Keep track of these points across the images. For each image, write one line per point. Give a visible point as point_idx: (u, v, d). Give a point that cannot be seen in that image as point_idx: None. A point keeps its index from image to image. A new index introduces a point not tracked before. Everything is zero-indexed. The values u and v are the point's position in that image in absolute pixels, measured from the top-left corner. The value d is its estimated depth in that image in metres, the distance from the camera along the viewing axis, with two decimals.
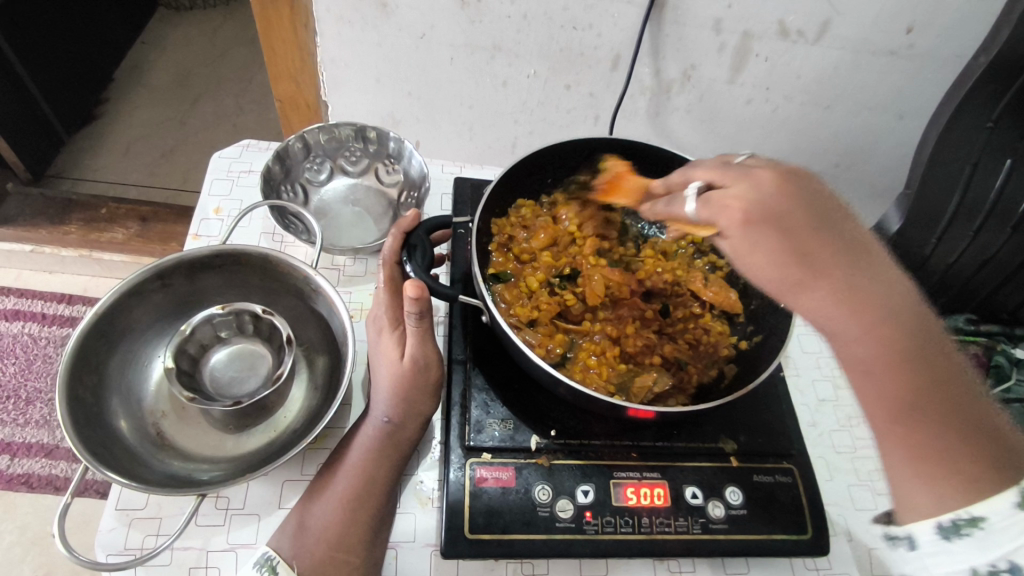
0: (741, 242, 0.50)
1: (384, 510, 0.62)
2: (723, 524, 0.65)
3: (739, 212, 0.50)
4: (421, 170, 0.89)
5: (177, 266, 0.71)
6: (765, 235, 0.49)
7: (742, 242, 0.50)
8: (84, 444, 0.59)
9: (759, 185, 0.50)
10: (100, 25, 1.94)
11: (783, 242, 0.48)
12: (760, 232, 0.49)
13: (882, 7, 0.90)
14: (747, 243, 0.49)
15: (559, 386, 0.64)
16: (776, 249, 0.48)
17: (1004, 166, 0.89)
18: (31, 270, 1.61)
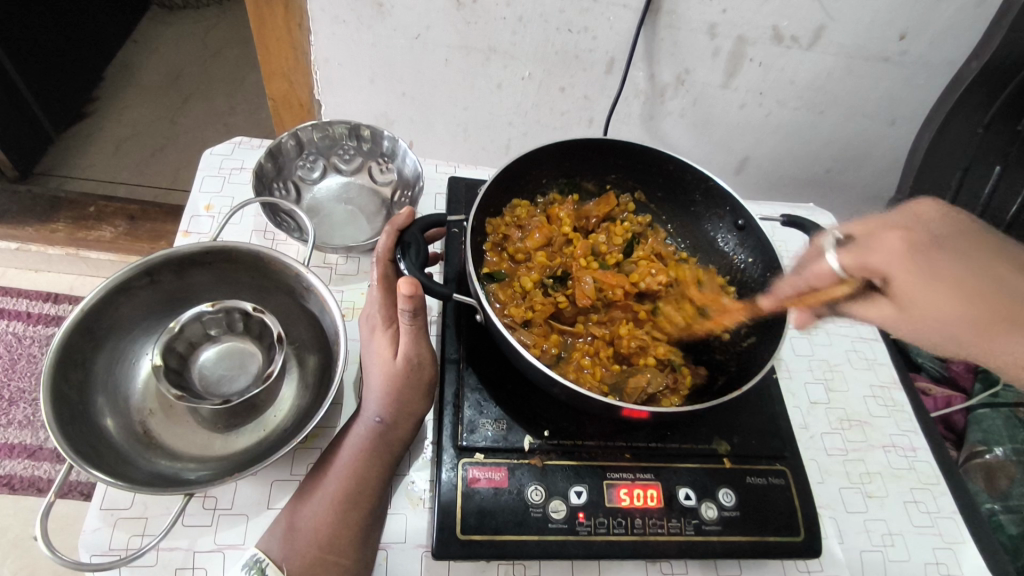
0: (901, 274, 0.56)
1: (376, 510, 0.61)
2: (717, 526, 0.65)
3: (899, 244, 0.56)
4: (416, 169, 0.89)
5: (166, 262, 0.70)
6: (937, 266, 0.55)
7: (916, 278, 0.55)
8: (70, 442, 0.58)
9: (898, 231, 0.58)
10: (91, 22, 1.92)
11: (951, 272, 0.55)
12: (927, 267, 0.55)
13: (875, 14, 0.90)
14: (911, 276, 0.55)
15: (554, 386, 0.63)
16: (949, 279, 0.54)
17: (994, 172, 0.90)
18: (16, 268, 1.58)
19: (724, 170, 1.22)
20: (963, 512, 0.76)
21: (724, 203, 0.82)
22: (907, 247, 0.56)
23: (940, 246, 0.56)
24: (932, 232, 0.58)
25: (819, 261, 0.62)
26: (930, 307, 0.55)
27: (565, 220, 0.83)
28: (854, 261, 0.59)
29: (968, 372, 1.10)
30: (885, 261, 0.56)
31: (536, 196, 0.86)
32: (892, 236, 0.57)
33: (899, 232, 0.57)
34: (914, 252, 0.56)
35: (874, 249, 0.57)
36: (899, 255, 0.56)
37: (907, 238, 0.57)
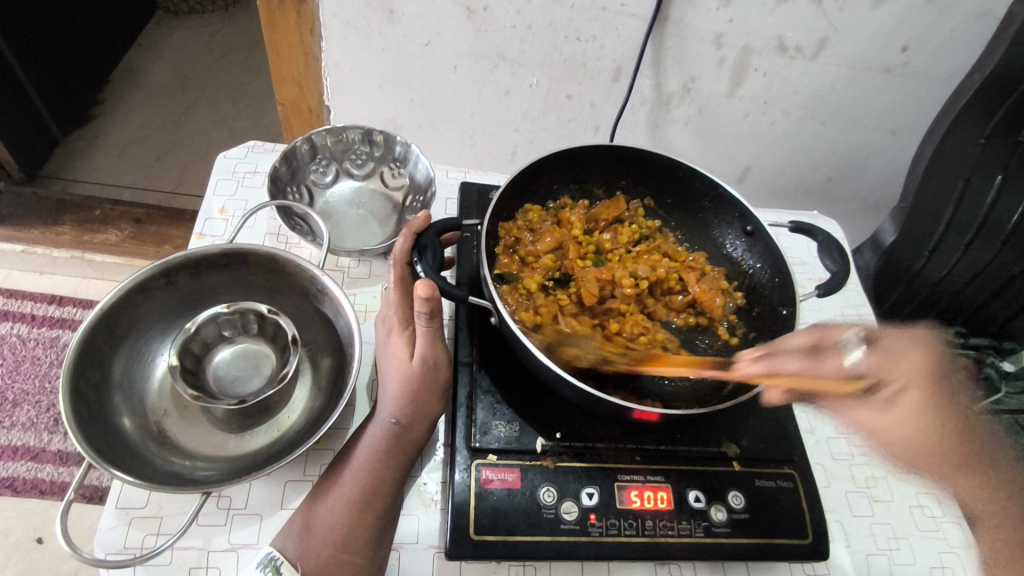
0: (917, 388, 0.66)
1: (390, 511, 0.62)
2: (726, 528, 0.66)
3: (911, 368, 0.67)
4: (427, 174, 0.90)
5: (183, 263, 0.71)
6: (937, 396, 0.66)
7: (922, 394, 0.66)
8: (89, 441, 0.58)
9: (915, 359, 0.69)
10: (98, 27, 1.93)
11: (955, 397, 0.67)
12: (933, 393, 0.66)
13: (878, 25, 0.92)
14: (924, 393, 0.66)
15: (567, 388, 0.64)
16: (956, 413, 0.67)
17: (995, 182, 0.93)
18: (21, 271, 1.59)
19: (728, 178, 1.23)
20: None
21: (733, 209, 0.83)
22: (931, 370, 0.67)
23: (937, 386, 0.67)
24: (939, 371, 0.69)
25: (838, 356, 0.66)
26: (907, 427, 0.64)
27: (576, 224, 0.84)
28: (878, 366, 0.66)
29: None
30: (912, 371, 0.67)
31: (546, 201, 0.88)
32: (911, 358, 0.68)
33: (921, 356, 0.69)
34: (914, 379, 0.66)
35: (880, 358, 0.67)
36: (908, 387, 0.65)
37: (915, 369, 0.67)
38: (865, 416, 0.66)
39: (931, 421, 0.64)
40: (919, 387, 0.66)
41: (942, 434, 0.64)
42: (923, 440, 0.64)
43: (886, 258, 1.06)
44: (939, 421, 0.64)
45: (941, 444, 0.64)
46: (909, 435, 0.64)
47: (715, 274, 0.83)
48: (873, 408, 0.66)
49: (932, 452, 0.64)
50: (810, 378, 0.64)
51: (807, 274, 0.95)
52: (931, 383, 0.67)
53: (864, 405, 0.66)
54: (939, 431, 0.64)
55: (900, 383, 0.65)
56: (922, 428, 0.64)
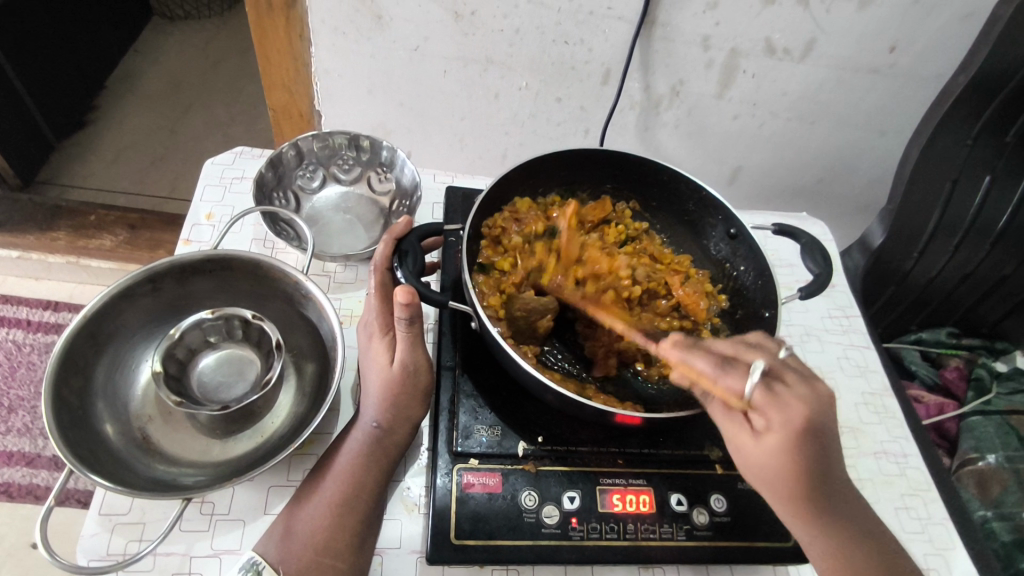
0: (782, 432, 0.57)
1: (371, 515, 0.62)
2: (708, 531, 0.66)
3: (796, 417, 0.57)
4: (413, 179, 0.90)
5: (167, 269, 0.71)
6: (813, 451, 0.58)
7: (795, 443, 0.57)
8: (70, 447, 0.59)
9: (812, 409, 0.57)
10: (93, 33, 1.94)
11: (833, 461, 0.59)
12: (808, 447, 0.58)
13: (865, 27, 0.92)
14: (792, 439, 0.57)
15: (547, 393, 0.64)
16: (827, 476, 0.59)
17: (983, 182, 0.94)
18: (17, 277, 1.59)
19: (718, 180, 1.23)
20: (953, 520, 0.77)
21: (717, 212, 0.83)
22: (818, 427, 0.57)
23: (821, 438, 0.58)
24: (819, 431, 0.58)
25: (740, 377, 0.58)
26: (768, 459, 0.58)
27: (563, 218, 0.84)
28: (765, 399, 0.58)
29: (961, 378, 1.13)
30: (786, 419, 0.57)
31: (536, 192, 0.87)
32: (805, 406, 0.57)
33: (822, 413, 0.57)
34: (803, 429, 0.57)
35: (786, 403, 0.57)
36: (790, 432, 0.57)
37: (806, 416, 0.57)
38: (737, 438, 0.61)
39: (792, 461, 0.58)
40: (799, 439, 0.57)
41: (800, 482, 0.58)
42: (776, 489, 0.59)
43: (876, 256, 1.04)
44: (802, 462, 0.58)
45: (796, 485, 0.58)
46: (771, 467, 0.59)
47: (700, 278, 0.83)
48: (745, 434, 0.60)
49: (783, 486, 0.59)
50: (708, 379, 0.59)
51: (794, 276, 0.95)
52: (821, 438, 0.58)
53: (738, 428, 0.61)
54: (798, 471, 0.58)
55: (786, 426, 0.57)
56: (779, 462, 0.58)
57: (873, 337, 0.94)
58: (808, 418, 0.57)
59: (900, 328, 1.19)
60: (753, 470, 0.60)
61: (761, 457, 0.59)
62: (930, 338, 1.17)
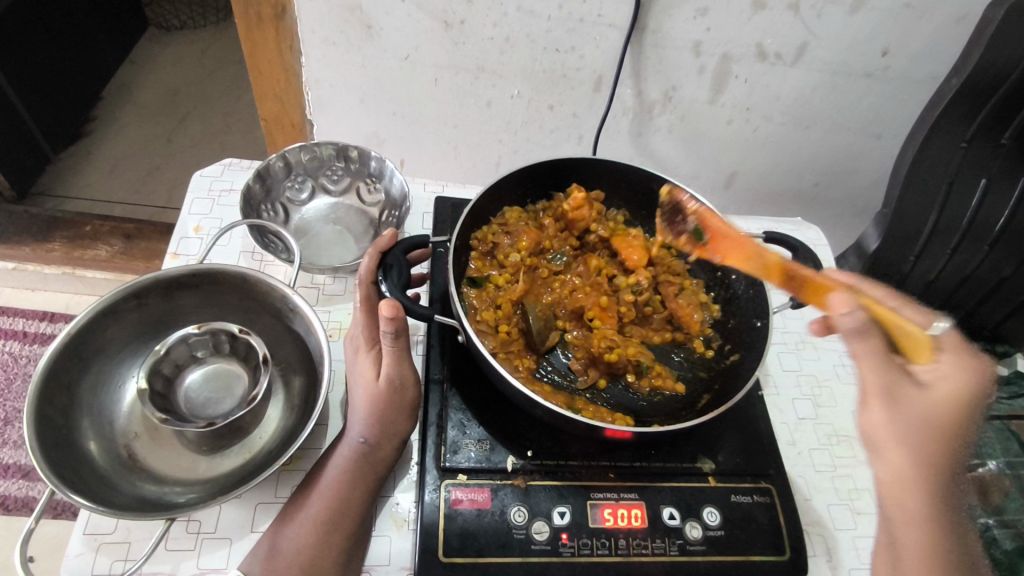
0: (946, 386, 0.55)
1: (358, 532, 0.61)
2: (701, 545, 0.65)
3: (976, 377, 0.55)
4: (402, 189, 0.90)
5: (153, 284, 0.70)
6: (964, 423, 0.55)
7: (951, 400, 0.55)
8: (53, 467, 0.58)
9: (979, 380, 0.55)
10: (88, 44, 1.95)
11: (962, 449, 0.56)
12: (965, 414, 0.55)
13: (858, 30, 0.91)
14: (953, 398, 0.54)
15: (536, 408, 0.64)
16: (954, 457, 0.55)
17: (980, 185, 0.92)
18: (13, 288, 1.59)
19: (714, 185, 1.22)
20: None
21: None
22: (978, 399, 0.55)
23: (979, 404, 0.55)
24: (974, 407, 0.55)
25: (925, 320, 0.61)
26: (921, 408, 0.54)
27: (551, 228, 0.84)
28: (954, 345, 0.58)
29: None
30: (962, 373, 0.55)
31: (525, 202, 0.86)
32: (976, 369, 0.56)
33: (982, 386, 0.55)
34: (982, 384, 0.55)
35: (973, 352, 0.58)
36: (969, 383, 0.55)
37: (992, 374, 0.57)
38: (897, 385, 0.55)
39: (953, 416, 0.54)
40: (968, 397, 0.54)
41: (942, 446, 0.54)
42: (917, 453, 0.54)
43: (872, 262, 1.04)
44: (955, 424, 0.54)
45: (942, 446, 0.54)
46: (919, 419, 0.54)
47: (693, 288, 0.82)
48: (909, 384, 0.55)
49: (927, 443, 0.54)
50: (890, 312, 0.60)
51: None
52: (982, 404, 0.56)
53: (897, 376, 0.55)
54: (949, 429, 0.54)
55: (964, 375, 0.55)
56: (939, 412, 0.54)
57: None
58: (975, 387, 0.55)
59: None
60: (898, 425, 0.54)
61: (916, 408, 0.54)
62: None
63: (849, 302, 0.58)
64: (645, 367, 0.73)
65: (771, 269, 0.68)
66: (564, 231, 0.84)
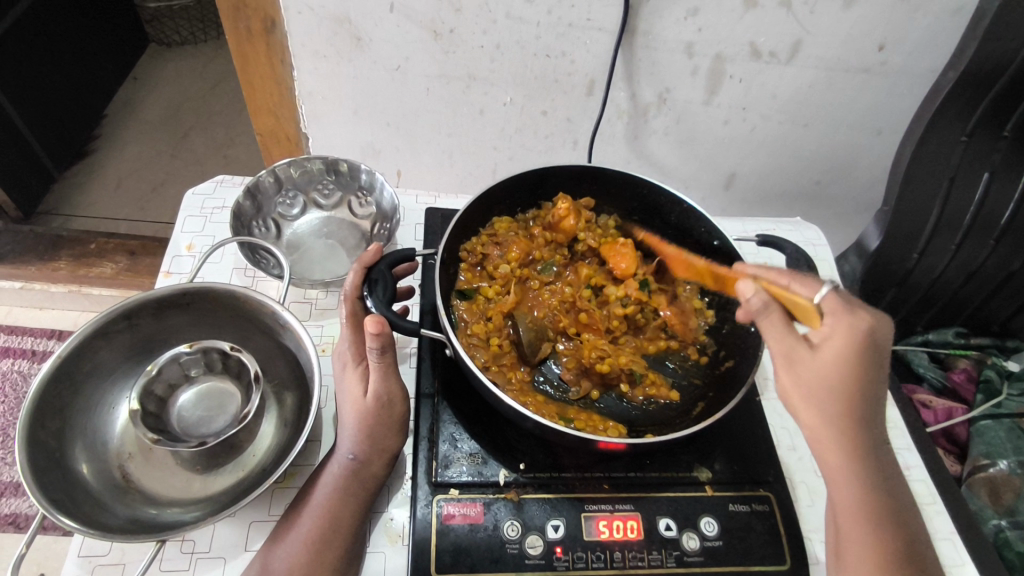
0: (836, 349, 0.58)
1: (351, 551, 0.60)
2: (698, 556, 0.64)
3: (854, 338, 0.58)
4: (393, 202, 0.90)
5: (144, 305, 0.71)
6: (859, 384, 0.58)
7: (835, 364, 0.57)
8: (44, 491, 0.58)
9: (855, 335, 0.58)
10: (90, 64, 1.97)
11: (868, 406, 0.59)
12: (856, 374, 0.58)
13: (851, 26, 0.90)
14: (846, 360, 0.57)
15: (526, 421, 0.63)
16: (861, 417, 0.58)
17: (983, 179, 0.90)
18: (22, 307, 1.61)
19: (713, 186, 1.21)
20: (961, 533, 0.74)
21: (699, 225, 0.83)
22: (863, 351, 0.58)
23: (874, 364, 0.58)
24: (868, 362, 0.58)
25: (813, 287, 0.63)
26: (817, 375, 0.58)
27: (541, 238, 0.84)
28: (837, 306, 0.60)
29: (968, 381, 1.09)
30: (843, 330, 0.58)
31: (514, 212, 0.86)
32: (855, 324, 0.58)
33: (864, 338, 0.58)
34: (864, 340, 0.58)
35: (853, 313, 0.59)
36: (852, 341, 0.58)
37: (869, 329, 0.59)
38: (792, 352, 0.59)
39: (843, 378, 0.57)
40: (856, 354, 0.57)
41: (848, 405, 0.58)
42: (829, 412, 0.58)
43: (874, 259, 1.01)
44: (857, 388, 0.58)
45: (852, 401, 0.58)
46: (812, 381, 0.58)
47: (687, 293, 0.82)
48: (801, 347, 0.59)
49: (827, 401, 0.58)
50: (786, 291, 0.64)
51: None
52: (875, 359, 0.58)
53: (788, 343, 0.59)
54: (853, 390, 0.57)
55: (848, 338, 0.58)
56: (834, 377, 0.57)
57: None
58: (861, 347, 0.58)
59: (907, 327, 1.14)
60: (797, 389, 0.59)
61: (806, 371, 0.58)
62: (937, 338, 1.12)
63: (748, 287, 0.62)
64: (637, 376, 0.73)
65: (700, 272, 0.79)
66: (553, 241, 0.84)
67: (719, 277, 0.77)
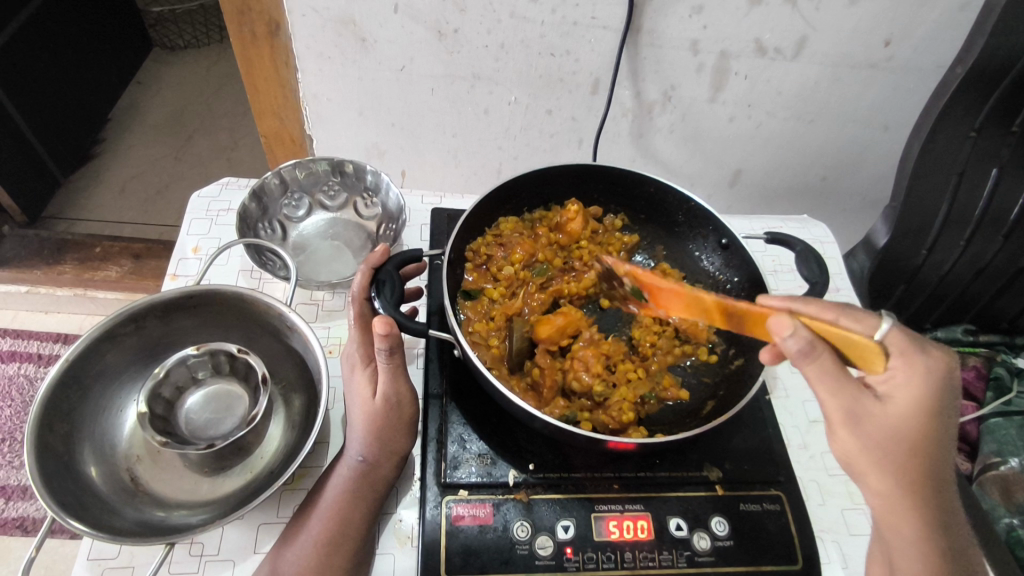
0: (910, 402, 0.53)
1: (360, 553, 0.60)
2: (710, 556, 0.63)
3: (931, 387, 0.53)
4: (399, 202, 0.89)
5: (151, 308, 0.70)
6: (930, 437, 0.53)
7: (909, 418, 0.53)
8: (54, 494, 0.58)
9: (933, 383, 0.53)
10: (95, 68, 1.97)
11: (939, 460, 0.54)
12: (928, 427, 0.53)
13: (858, 22, 0.89)
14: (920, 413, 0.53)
15: (535, 421, 0.62)
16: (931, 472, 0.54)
17: (992, 174, 0.89)
18: (27, 311, 1.59)
19: (719, 184, 1.20)
20: (974, 530, 0.74)
21: (707, 223, 0.82)
22: (937, 402, 0.53)
23: (947, 412, 0.54)
24: (941, 413, 0.53)
25: (872, 323, 0.55)
26: (887, 431, 0.53)
27: (546, 238, 0.83)
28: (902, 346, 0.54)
29: (979, 378, 1.07)
30: (917, 379, 0.53)
31: (522, 212, 0.86)
32: (930, 371, 0.53)
33: (940, 387, 0.53)
34: (938, 388, 0.53)
35: (927, 353, 0.54)
36: (928, 389, 0.52)
37: (946, 372, 0.54)
38: (859, 409, 0.53)
39: (918, 431, 0.53)
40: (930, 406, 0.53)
41: (918, 461, 0.54)
42: (898, 470, 0.54)
43: (881, 258, 1.01)
44: (930, 442, 0.54)
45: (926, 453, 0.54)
46: (883, 438, 0.53)
47: None
48: (867, 400, 0.53)
49: (898, 459, 0.53)
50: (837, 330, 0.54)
51: (795, 282, 0.93)
52: (948, 407, 0.54)
53: (855, 397, 0.53)
54: (926, 443, 0.53)
55: (923, 385, 0.53)
56: (910, 430, 0.53)
57: None
58: (937, 398, 0.53)
59: (915, 324, 1.14)
60: (866, 448, 0.54)
61: (876, 426, 0.53)
62: (946, 336, 1.11)
63: (788, 322, 0.52)
64: (648, 396, 0.72)
65: (710, 310, 0.64)
66: (556, 243, 0.84)
67: (734, 314, 0.62)
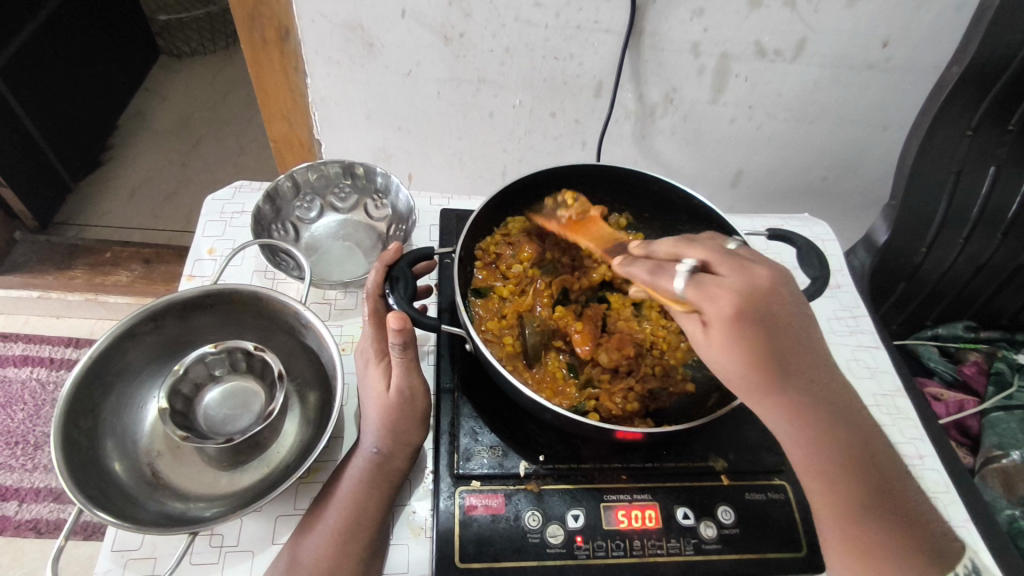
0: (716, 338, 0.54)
1: (375, 543, 0.61)
2: (716, 544, 0.65)
3: (726, 310, 0.52)
4: (408, 204, 0.92)
5: (170, 307, 0.72)
6: (753, 367, 0.53)
7: (720, 351, 0.54)
8: (80, 487, 0.60)
9: (722, 322, 0.53)
10: (103, 76, 2.00)
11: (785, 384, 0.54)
12: (744, 360, 0.53)
13: (855, 23, 0.91)
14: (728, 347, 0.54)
15: (546, 413, 0.64)
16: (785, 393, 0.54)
17: (989, 172, 0.91)
18: (39, 315, 1.62)
19: (720, 183, 1.22)
20: (975, 520, 0.75)
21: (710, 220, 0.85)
22: (736, 339, 0.53)
23: (763, 342, 0.53)
24: (755, 343, 0.53)
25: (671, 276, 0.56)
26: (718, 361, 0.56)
27: (554, 238, 0.86)
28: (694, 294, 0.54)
29: (980, 373, 1.11)
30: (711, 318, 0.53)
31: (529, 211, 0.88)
32: (723, 310, 0.53)
33: (733, 323, 0.53)
34: (738, 324, 0.52)
35: (715, 293, 0.53)
36: (719, 329, 0.53)
37: (738, 304, 0.52)
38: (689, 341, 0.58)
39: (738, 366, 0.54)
40: (732, 341, 0.53)
41: (767, 385, 0.54)
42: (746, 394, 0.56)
43: (883, 254, 1.01)
44: (767, 367, 0.53)
45: (761, 390, 0.54)
46: (717, 365, 0.56)
47: None
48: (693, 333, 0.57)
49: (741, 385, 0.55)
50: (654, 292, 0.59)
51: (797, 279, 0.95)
52: (761, 336, 0.53)
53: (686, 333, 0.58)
54: (759, 374, 0.54)
55: (720, 324, 0.53)
56: (730, 364, 0.54)
57: (881, 335, 0.94)
58: (738, 334, 0.53)
59: (916, 322, 1.15)
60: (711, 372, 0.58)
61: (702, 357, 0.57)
62: (947, 333, 1.13)
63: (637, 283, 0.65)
64: (658, 390, 0.73)
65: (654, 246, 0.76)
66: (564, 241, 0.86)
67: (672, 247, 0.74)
